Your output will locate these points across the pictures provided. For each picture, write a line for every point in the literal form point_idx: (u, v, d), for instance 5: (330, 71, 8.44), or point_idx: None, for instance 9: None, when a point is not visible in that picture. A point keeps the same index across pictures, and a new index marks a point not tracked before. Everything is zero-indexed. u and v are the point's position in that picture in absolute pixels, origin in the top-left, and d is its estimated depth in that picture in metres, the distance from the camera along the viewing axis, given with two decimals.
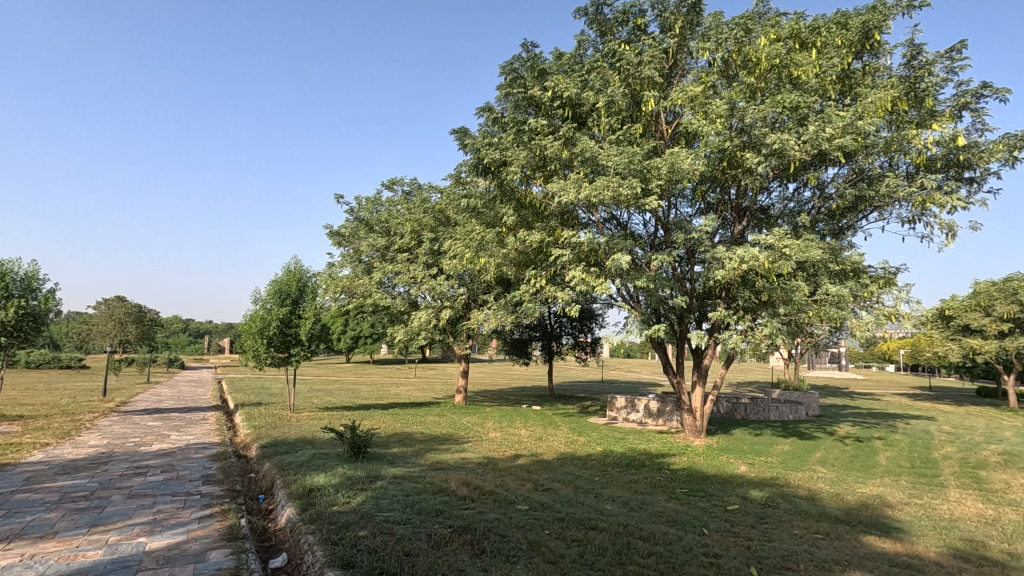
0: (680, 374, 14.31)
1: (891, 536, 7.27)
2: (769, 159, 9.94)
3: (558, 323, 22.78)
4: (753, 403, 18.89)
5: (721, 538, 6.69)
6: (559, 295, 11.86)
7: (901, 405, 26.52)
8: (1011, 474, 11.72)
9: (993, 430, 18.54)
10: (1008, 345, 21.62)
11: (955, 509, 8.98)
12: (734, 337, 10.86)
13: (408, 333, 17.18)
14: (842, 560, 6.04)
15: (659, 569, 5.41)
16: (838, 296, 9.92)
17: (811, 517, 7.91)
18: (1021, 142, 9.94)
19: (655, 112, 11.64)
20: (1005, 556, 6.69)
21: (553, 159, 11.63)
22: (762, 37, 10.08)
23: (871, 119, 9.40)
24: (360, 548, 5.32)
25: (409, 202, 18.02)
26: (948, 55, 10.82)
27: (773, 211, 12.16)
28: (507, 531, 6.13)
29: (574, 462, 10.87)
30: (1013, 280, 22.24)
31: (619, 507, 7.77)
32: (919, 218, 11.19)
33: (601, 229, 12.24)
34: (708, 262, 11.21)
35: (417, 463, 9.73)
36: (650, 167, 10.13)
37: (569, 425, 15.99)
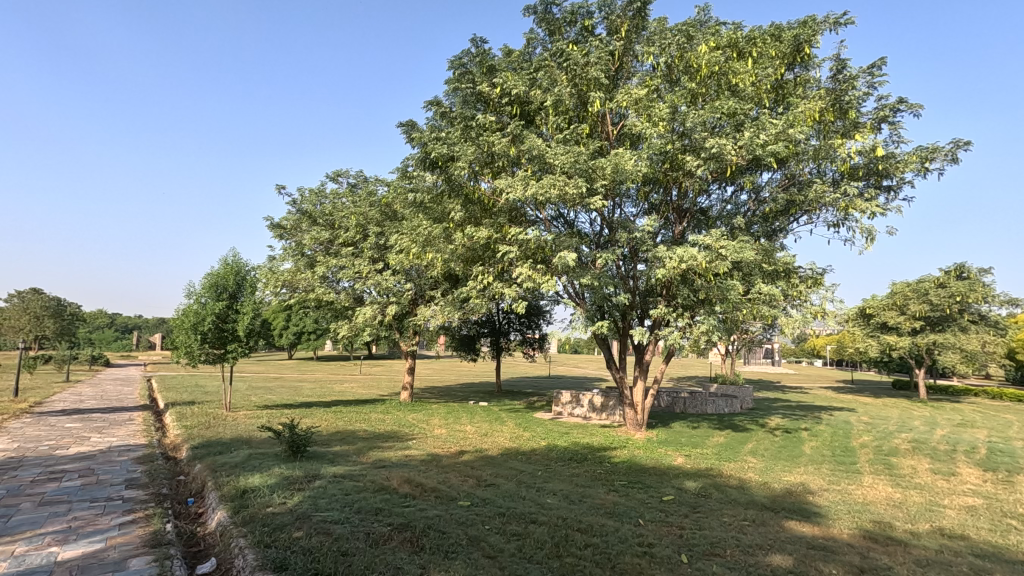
0: (622, 369, 14.69)
1: (811, 520, 7.77)
2: (707, 162, 10.35)
3: (506, 319, 22.85)
4: (692, 397, 19.67)
5: (655, 528, 6.95)
6: (506, 291, 11.93)
7: (826, 397, 28.33)
8: (918, 460, 12.75)
9: (904, 420, 20.14)
10: (919, 341, 23.46)
11: (868, 493, 9.69)
12: (674, 333, 11.25)
13: (353, 329, 16.77)
14: (765, 544, 6.41)
15: (595, 560, 5.56)
16: (770, 295, 10.54)
17: (739, 505, 8.35)
18: (932, 154, 10.82)
19: (602, 113, 11.87)
20: (908, 535, 7.30)
21: (501, 155, 11.66)
22: (703, 44, 10.45)
23: (801, 127, 9.92)
24: (295, 550, 5.20)
25: (355, 195, 17.60)
26: (870, 71, 11.62)
27: (711, 212, 12.64)
28: (447, 527, 6.16)
29: (519, 457, 11.00)
30: (925, 281, 24.11)
31: (560, 501, 7.94)
32: (843, 223, 11.96)
33: (548, 226, 12.39)
34: (650, 261, 11.57)
35: (358, 461, 9.57)
36: (596, 167, 10.37)
37: (515, 420, 16.14)
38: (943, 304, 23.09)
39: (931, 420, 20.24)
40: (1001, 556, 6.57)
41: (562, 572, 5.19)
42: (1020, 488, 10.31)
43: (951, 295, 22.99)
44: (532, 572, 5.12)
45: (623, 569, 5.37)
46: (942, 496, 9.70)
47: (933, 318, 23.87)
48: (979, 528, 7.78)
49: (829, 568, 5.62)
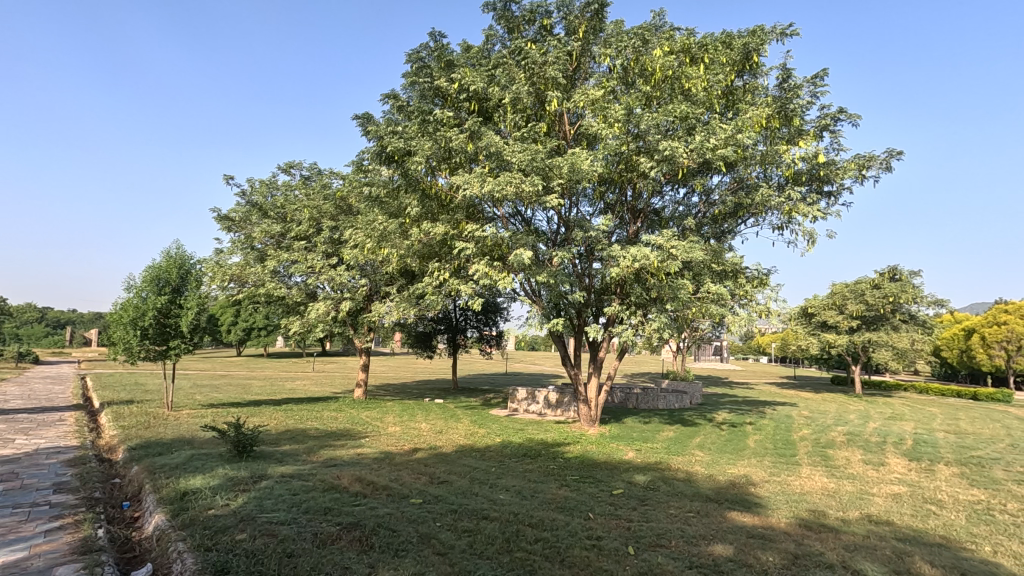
0: (576, 366, 14.90)
1: (751, 511, 8.12)
2: (660, 164, 10.62)
3: (463, 316, 22.75)
4: (644, 393, 20.15)
5: (604, 521, 7.10)
6: (462, 287, 11.88)
7: (771, 393, 29.59)
8: (851, 452, 13.52)
9: (841, 413, 21.30)
10: (856, 339, 24.85)
11: (805, 483, 10.21)
12: (627, 331, 11.48)
13: (305, 325, 16.33)
14: (708, 535, 6.65)
15: (544, 554, 5.63)
16: (718, 294, 10.95)
17: (686, 497, 8.64)
18: (868, 163, 11.45)
19: (559, 112, 11.98)
20: (840, 522, 7.74)
21: (458, 151, 11.59)
22: (658, 48, 10.71)
23: (748, 133, 10.32)
24: (237, 553, 5.05)
25: (308, 188, 17.15)
26: (814, 81, 12.19)
27: (664, 213, 12.96)
28: (398, 525, 6.11)
29: (472, 454, 11.01)
30: (862, 282, 25.52)
31: (512, 497, 8.01)
32: (787, 225, 12.50)
33: (506, 223, 12.42)
34: (604, 260, 11.80)
35: (308, 460, 9.36)
36: (552, 166, 10.48)
37: (470, 417, 16.12)
38: (878, 304, 24.54)
39: (866, 414, 21.47)
40: (921, 539, 7.06)
41: (511, 567, 5.24)
42: (940, 476, 11.08)
43: (884, 296, 24.49)
44: (481, 567, 5.14)
45: (571, 562, 5.46)
46: (871, 485, 10.31)
47: (868, 318, 25.33)
48: (903, 514, 8.31)
49: (766, 555, 5.89)
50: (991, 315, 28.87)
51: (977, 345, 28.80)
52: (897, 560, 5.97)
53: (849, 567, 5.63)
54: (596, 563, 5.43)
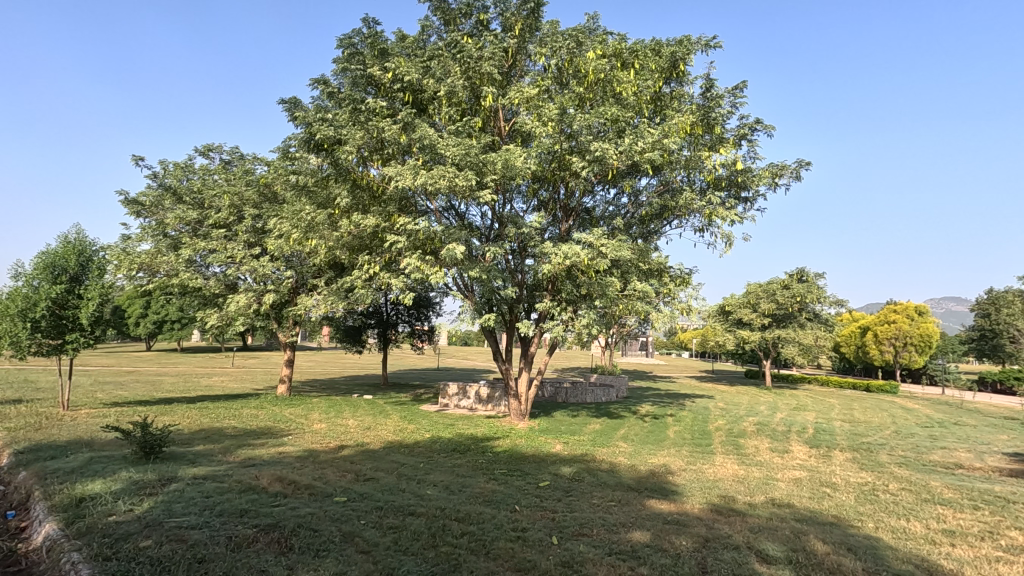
0: (508, 361, 15.04)
1: (668, 498, 8.57)
2: (591, 165, 10.93)
3: (395, 310, 22.35)
4: (573, 388, 20.66)
5: (530, 513, 7.26)
6: (393, 281, 11.67)
7: (691, 386, 31.20)
8: (760, 440, 14.55)
9: (753, 405, 22.83)
10: (767, 336, 26.69)
11: (718, 471, 10.89)
12: (557, 327, 11.74)
13: (224, 318, 15.44)
14: (627, 522, 6.96)
15: (469, 548, 5.69)
16: (643, 291, 11.41)
17: (608, 487, 8.99)
18: (780, 171, 12.32)
19: (495, 108, 12.01)
20: (746, 506, 8.33)
21: (391, 142, 11.36)
22: (591, 51, 10.96)
23: (674, 138, 10.80)
24: (140, 561, 4.74)
25: (229, 172, 16.21)
26: (734, 91, 12.93)
27: (595, 212, 13.32)
28: (319, 525, 5.95)
29: (401, 450, 10.89)
30: (773, 282, 27.39)
31: (440, 492, 8.01)
32: (707, 228, 13.21)
33: (439, 217, 12.32)
34: (537, 257, 12.00)
35: (224, 460, 8.90)
36: (486, 161, 10.51)
37: (399, 413, 15.90)
38: (787, 304, 26.47)
39: (775, 405, 23.13)
40: (815, 519, 7.75)
41: (436, 562, 5.25)
42: (835, 460, 12.16)
43: (793, 296, 26.44)
44: (405, 564, 5.12)
45: (496, 554, 5.55)
46: (776, 471, 11.15)
47: (778, 316, 27.27)
48: (802, 497, 9.06)
49: (680, 539, 6.25)
50: (883, 314, 31.89)
51: (870, 342, 31.83)
52: (794, 539, 6.51)
53: (753, 547, 6.08)
54: (520, 554, 5.55)
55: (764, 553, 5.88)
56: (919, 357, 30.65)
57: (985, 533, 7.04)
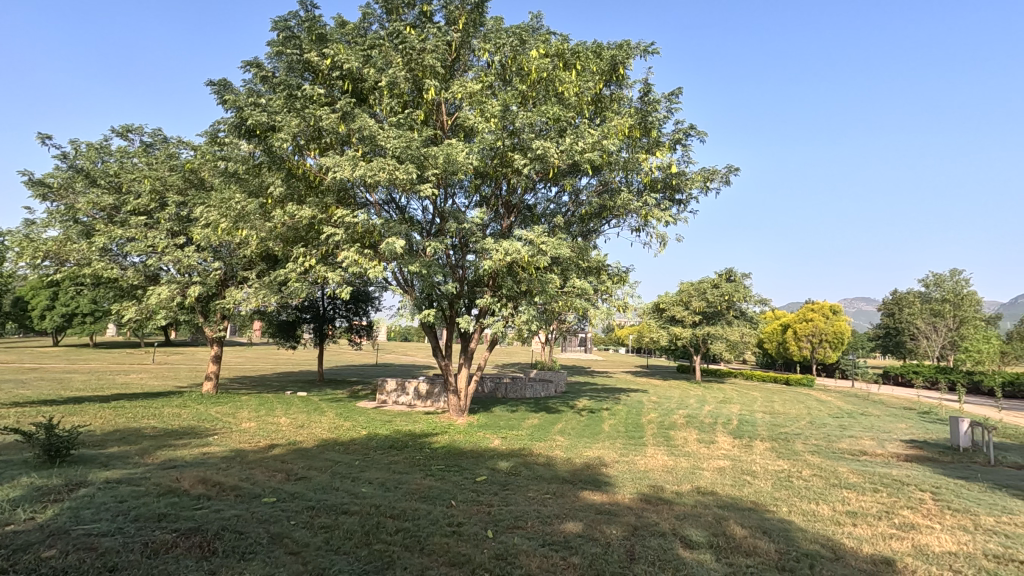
0: (447, 357, 14.98)
1: (601, 489, 8.86)
2: (533, 162, 11.08)
3: (331, 305, 21.72)
4: (513, 383, 20.86)
5: (466, 507, 7.31)
6: (330, 275, 11.35)
7: (627, 381, 32.24)
8: (689, 432, 15.27)
9: (683, 398, 23.89)
10: (698, 332, 27.97)
11: (648, 462, 11.35)
12: (497, 323, 11.82)
13: (143, 311, 14.49)
14: (561, 514, 7.15)
15: (404, 544, 5.67)
16: (581, 289, 11.68)
17: (544, 480, 9.19)
18: (711, 175, 12.94)
19: (437, 101, 11.89)
20: (673, 495, 8.75)
21: (328, 132, 11.01)
22: (534, 50, 11.07)
23: (613, 140, 11.11)
24: (42, 573, 4.41)
25: (150, 156, 15.18)
26: (670, 97, 13.44)
27: (536, 209, 13.48)
28: (245, 527, 5.75)
29: (335, 448, 10.65)
30: (704, 281, 28.71)
31: (375, 489, 7.91)
32: (644, 227, 13.69)
33: (379, 210, 12.08)
34: (478, 252, 12.04)
35: (140, 463, 8.39)
36: (427, 155, 10.42)
37: (335, 410, 15.52)
38: (716, 302, 27.82)
39: (704, 398, 24.27)
40: (736, 505, 8.26)
41: (368, 560, 5.20)
42: (755, 450, 12.96)
43: (722, 294, 27.84)
44: (337, 563, 5.04)
45: (431, 550, 5.56)
46: (702, 461, 11.76)
47: (708, 313, 28.61)
48: (724, 485, 9.62)
49: (610, 528, 6.50)
50: (802, 312, 34.11)
51: (790, 338, 34.03)
52: (716, 524, 6.91)
53: (678, 533, 6.41)
54: (455, 548, 5.59)
55: (687, 539, 6.21)
56: (832, 352, 33.05)
57: (882, 513, 7.75)
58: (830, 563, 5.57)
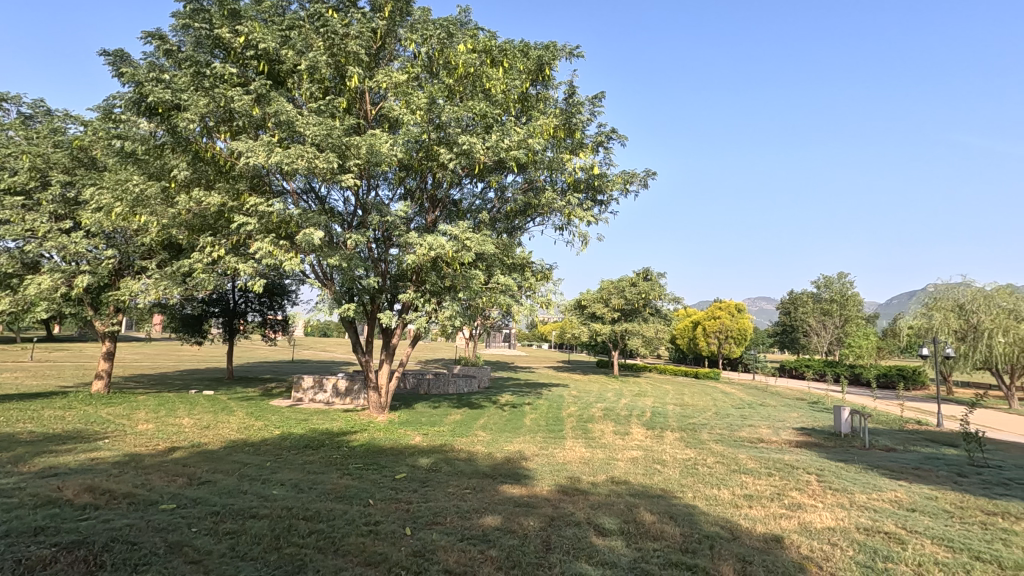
0: (368, 353, 14.61)
1: (520, 482, 9.02)
2: (459, 157, 11.02)
3: (243, 298, 20.49)
4: (436, 378, 20.69)
5: (384, 505, 7.19)
6: (241, 266, 10.70)
7: (548, 376, 32.93)
8: (606, 424, 15.86)
9: (602, 392, 24.76)
10: (616, 329, 29.08)
11: (567, 454, 11.69)
12: (420, 318, 11.66)
13: (19, 302, 12.94)
14: (480, 508, 7.22)
15: (317, 546, 5.49)
16: (505, 285, 11.79)
17: (464, 475, 9.21)
18: (631, 178, 13.49)
19: (361, 89, 11.50)
20: (589, 485, 9.07)
21: (241, 114, 10.35)
22: (462, 44, 11.00)
23: (538, 139, 11.28)
24: None
25: (30, 129, 13.56)
26: (594, 100, 13.85)
27: (462, 204, 13.42)
28: (139, 537, 5.33)
29: (244, 449, 10.09)
30: (623, 280, 29.93)
31: (287, 491, 7.59)
32: (567, 226, 14.03)
33: (297, 199, 11.56)
34: (402, 246, 11.82)
35: (14, 471, 7.52)
36: (349, 145, 10.08)
37: (245, 409, 14.67)
38: (634, 299, 29.10)
39: (621, 392, 25.30)
40: (646, 492, 8.70)
41: (278, 565, 4.99)
42: (666, 440, 13.70)
43: (639, 292, 29.18)
44: (244, 570, 4.79)
45: (346, 550, 5.42)
46: (617, 452, 12.27)
47: (626, 310, 29.82)
48: (637, 474, 10.10)
49: (528, 520, 6.64)
50: (711, 310, 36.39)
51: (700, 334, 36.21)
52: (627, 512, 7.25)
53: (592, 522, 6.66)
54: (371, 548, 5.48)
55: (600, 527, 6.47)
56: (736, 348, 35.54)
57: (774, 495, 8.46)
58: (727, 543, 6.02)
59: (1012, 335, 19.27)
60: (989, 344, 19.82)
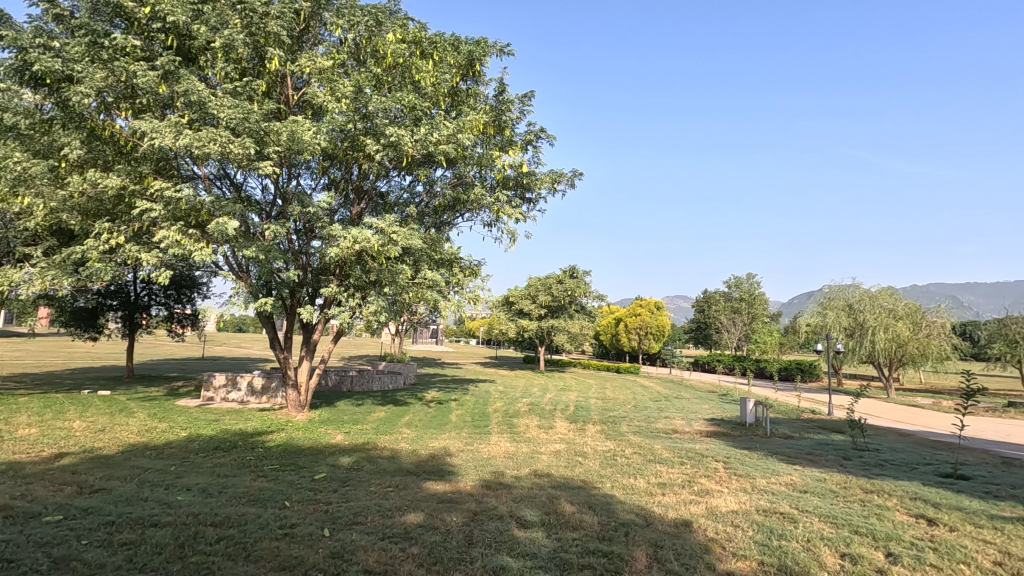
0: (286, 349, 13.99)
1: (444, 478, 9.01)
2: (386, 149, 10.78)
3: (146, 290, 18.93)
4: (359, 376, 20.15)
5: (300, 507, 6.93)
6: (143, 256, 9.89)
7: (475, 372, 33.01)
8: (531, 419, 16.14)
9: (528, 387, 25.16)
10: (543, 325, 29.63)
11: (491, 449, 11.79)
12: (343, 314, 11.31)
13: None
14: (403, 505, 7.15)
15: (226, 553, 5.21)
16: (432, 280, 11.67)
17: (387, 474, 9.07)
18: (558, 178, 13.78)
19: (282, 73, 10.95)
20: (512, 479, 9.22)
21: (145, 91, 9.56)
22: (391, 33, 10.74)
23: (468, 134, 11.26)
24: None
25: None
26: (524, 99, 14.01)
27: (389, 197, 13.13)
28: (17, 554, 4.82)
29: (145, 453, 9.37)
30: (550, 277, 30.53)
31: (194, 496, 7.14)
32: (495, 223, 14.11)
33: (209, 185, 10.84)
34: (324, 239, 11.40)
35: None
36: (268, 130, 9.57)
37: (147, 410, 13.60)
38: (560, 296, 29.77)
39: (546, 387, 25.82)
40: (567, 484, 8.96)
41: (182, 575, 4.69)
42: (588, 433, 14.16)
43: (565, 290, 29.90)
44: None
45: (258, 556, 5.19)
46: (541, 445, 12.53)
47: (553, 307, 30.44)
48: (559, 466, 10.38)
49: (450, 516, 6.65)
50: (632, 307, 37.91)
51: (622, 331, 37.61)
52: (548, 504, 7.44)
53: (514, 515, 6.78)
54: (285, 552, 5.28)
55: (522, 519, 6.61)
56: (655, 343, 37.28)
57: (685, 482, 9.00)
58: (641, 529, 6.34)
59: (891, 332, 21.55)
60: (872, 340, 22.02)
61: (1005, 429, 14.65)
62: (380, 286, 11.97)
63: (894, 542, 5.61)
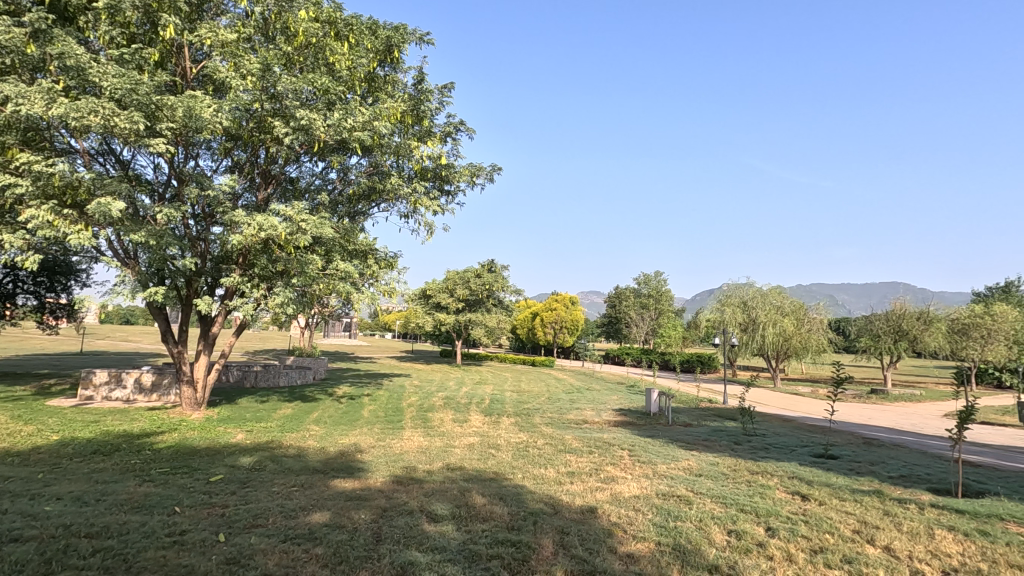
0: (180, 343, 12.92)
1: (353, 476, 8.75)
2: (296, 133, 10.21)
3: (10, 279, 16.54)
4: (264, 371, 19.03)
5: (193, 513, 6.45)
6: (6, 238, 8.71)
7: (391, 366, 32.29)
8: (446, 413, 16.05)
9: (444, 382, 25.01)
10: (460, 319, 29.52)
11: (404, 444, 11.60)
12: (246, 305, 10.60)
13: None
14: (307, 505, 6.86)
15: (103, 566, 4.75)
16: (344, 271, 11.24)
17: (292, 473, 8.65)
18: (477, 171, 13.75)
19: (178, 43, 10.03)
20: (424, 474, 9.12)
21: (9, 51, 8.39)
22: (303, 10, 10.16)
23: (385, 122, 10.94)
24: None
25: None
26: (444, 89, 13.84)
27: (299, 183, 12.44)
28: None
29: (6, 460, 8.29)
30: (468, 271, 30.47)
31: (66, 506, 6.42)
32: (412, 214, 13.84)
33: (89, 161, 9.75)
34: (226, 225, 10.63)
35: None
36: (161, 104, 8.73)
37: (10, 412, 12.05)
38: (478, 290, 29.79)
39: (462, 381, 25.77)
40: (479, 477, 9.02)
41: None
42: (502, 426, 14.32)
43: (483, 284, 29.96)
44: None
45: (141, 567, 4.76)
46: (455, 439, 12.51)
47: (470, 301, 30.41)
48: (472, 459, 10.42)
49: (358, 514, 6.48)
50: (548, 302, 38.74)
51: (538, 325, 38.33)
52: (460, 497, 7.46)
53: (425, 510, 6.72)
54: (173, 561, 4.90)
55: (432, 514, 6.57)
56: (569, 337, 38.40)
57: (593, 470, 9.37)
58: (549, 518, 6.52)
59: (779, 327, 23.70)
60: (763, 333, 24.09)
61: (868, 413, 16.55)
62: (289, 277, 11.34)
63: (773, 517, 6.18)
